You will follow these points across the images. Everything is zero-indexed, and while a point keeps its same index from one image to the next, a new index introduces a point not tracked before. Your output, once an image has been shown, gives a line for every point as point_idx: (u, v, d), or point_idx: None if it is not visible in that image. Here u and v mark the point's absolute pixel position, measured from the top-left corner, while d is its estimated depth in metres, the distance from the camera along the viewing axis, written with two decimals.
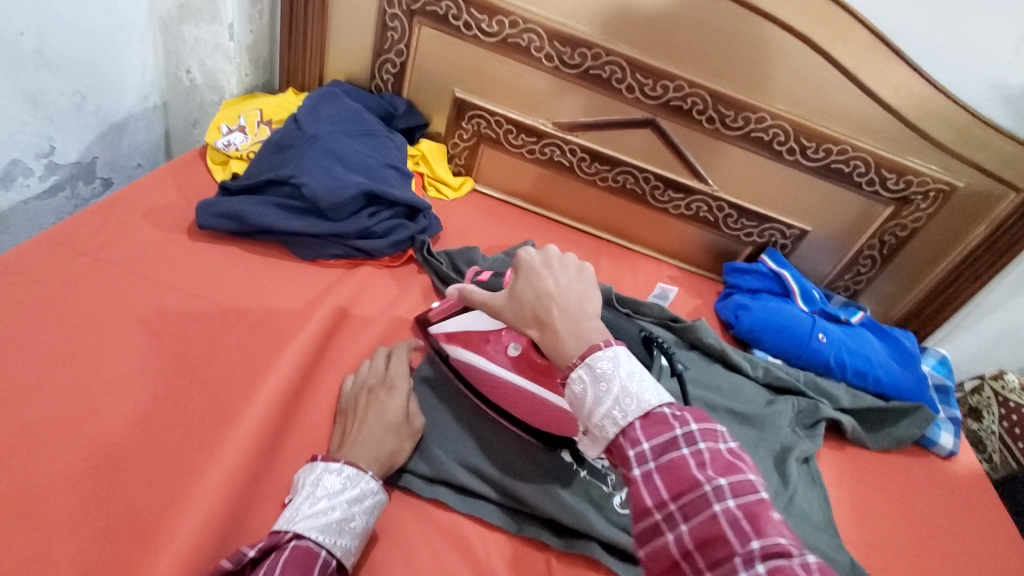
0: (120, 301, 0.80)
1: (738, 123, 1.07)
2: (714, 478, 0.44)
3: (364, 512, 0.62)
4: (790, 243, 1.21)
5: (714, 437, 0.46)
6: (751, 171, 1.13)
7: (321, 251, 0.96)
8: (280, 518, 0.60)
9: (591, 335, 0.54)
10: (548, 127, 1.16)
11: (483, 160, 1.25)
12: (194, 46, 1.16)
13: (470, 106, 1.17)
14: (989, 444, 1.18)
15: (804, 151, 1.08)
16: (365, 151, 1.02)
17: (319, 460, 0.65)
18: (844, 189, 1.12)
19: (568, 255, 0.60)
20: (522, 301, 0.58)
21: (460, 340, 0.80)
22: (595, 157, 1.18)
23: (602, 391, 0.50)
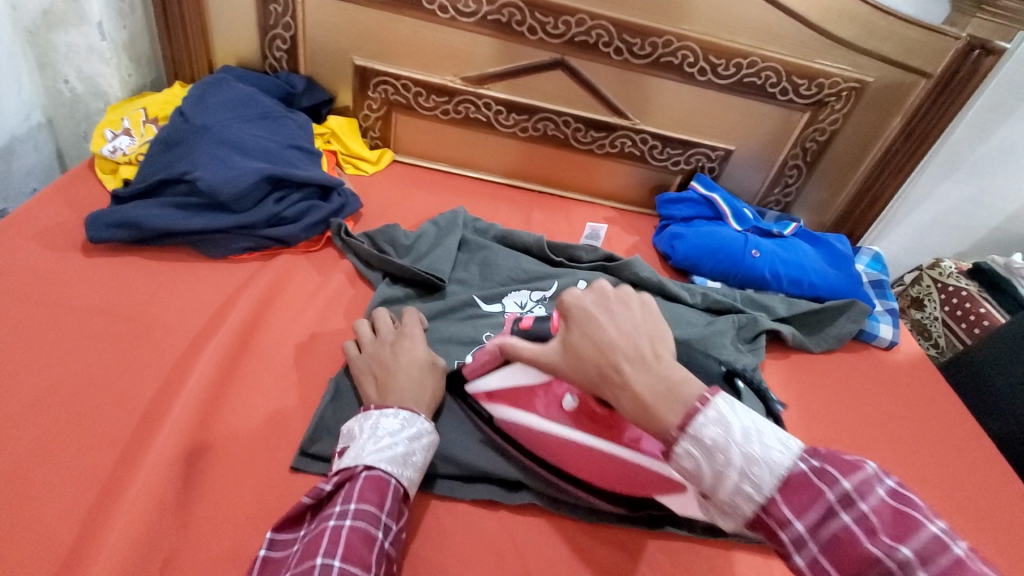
0: (16, 330, 0.75)
1: (646, 51, 1.04)
2: (894, 548, 0.38)
3: (423, 448, 0.64)
4: (717, 165, 1.20)
5: (872, 490, 0.41)
6: (667, 99, 1.11)
7: (231, 246, 0.92)
8: (345, 457, 0.62)
9: (680, 391, 0.45)
10: (457, 83, 1.11)
11: (398, 129, 1.19)
12: (67, 53, 1.05)
13: (374, 73, 1.11)
14: (934, 330, 1.28)
15: (714, 70, 1.06)
16: (263, 135, 0.98)
17: (372, 408, 0.66)
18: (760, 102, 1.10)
19: (623, 288, 0.51)
20: (582, 357, 0.49)
21: (506, 398, 0.71)
22: (511, 107, 1.13)
23: (721, 464, 0.42)
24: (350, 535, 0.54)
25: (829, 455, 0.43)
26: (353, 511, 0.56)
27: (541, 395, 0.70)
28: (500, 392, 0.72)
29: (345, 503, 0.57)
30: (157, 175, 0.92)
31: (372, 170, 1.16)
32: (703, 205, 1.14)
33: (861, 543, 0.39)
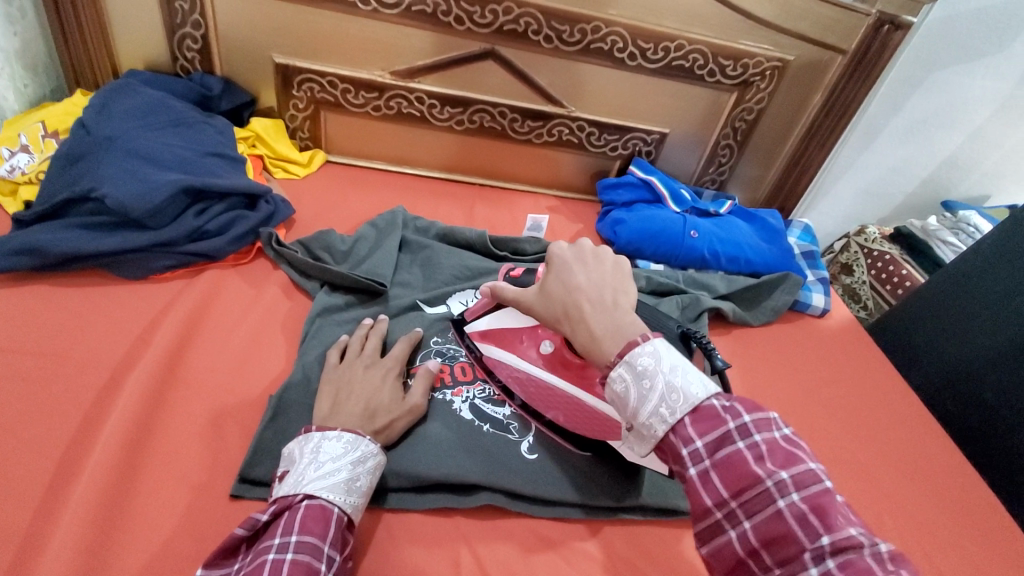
0: (90, 307, 0.76)
1: (737, 72, 1.09)
2: (775, 471, 0.41)
3: (368, 473, 0.59)
4: (795, 177, 1.25)
5: (768, 427, 0.43)
6: (751, 115, 1.17)
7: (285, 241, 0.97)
8: (282, 485, 0.57)
9: (625, 331, 0.49)
10: (553, 107, 1.12)
11: (488, 153, 1.19)
12: None
13: (471, 101, 1.11)
14: None
15: (795, 87, 1.13)
16: None
17: (315, 429, 0.61)
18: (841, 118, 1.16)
19: (606, 250, 0.55)
20: (551, 297, 0.53)
21: (494, 339, 0.75)
22: (603, 128, 1.16)
23: (646, 389, 0.45)
24: (290, 571, 0.48)
25: (741, 397, 0.45)
26: (294, 544, 0.51)
27: (520, 336, 0.73)
28: (489, 332, 0.76)
29: (285, 535, 0.51)
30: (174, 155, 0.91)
31: (463, 180, 1.20)
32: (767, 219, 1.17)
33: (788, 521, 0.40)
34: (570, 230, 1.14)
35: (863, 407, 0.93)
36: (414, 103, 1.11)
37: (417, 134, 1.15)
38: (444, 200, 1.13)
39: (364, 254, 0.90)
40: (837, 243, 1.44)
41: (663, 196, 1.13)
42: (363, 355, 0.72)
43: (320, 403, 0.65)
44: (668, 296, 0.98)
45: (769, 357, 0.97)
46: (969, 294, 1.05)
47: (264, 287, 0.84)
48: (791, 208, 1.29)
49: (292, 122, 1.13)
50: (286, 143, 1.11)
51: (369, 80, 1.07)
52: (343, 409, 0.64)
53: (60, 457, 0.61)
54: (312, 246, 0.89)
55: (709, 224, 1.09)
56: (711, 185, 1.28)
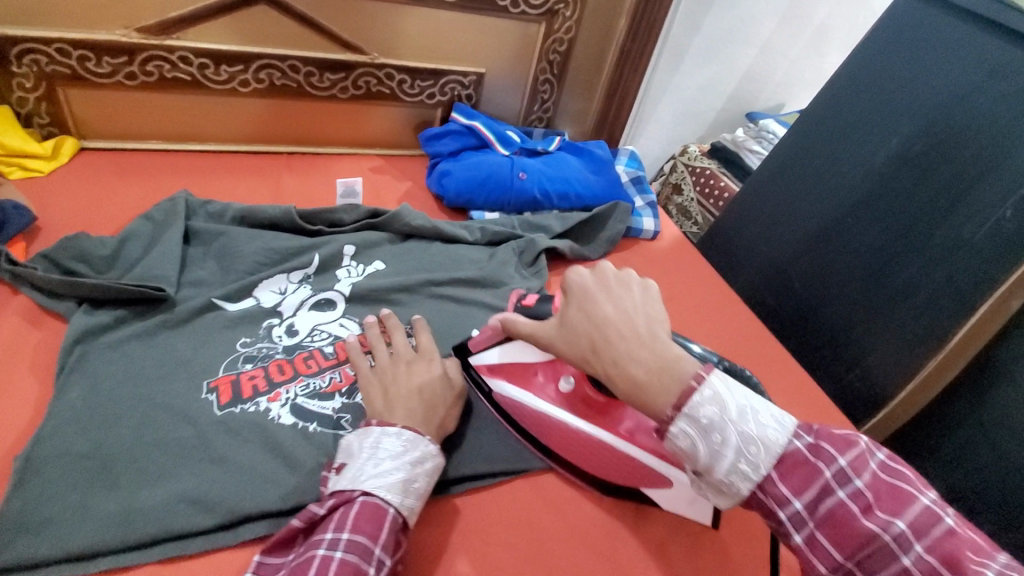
0: None
1: (540, 1, 1.04)
2: (891, 522, 0.44)
3: (425, 474, 0.57)
4: (616, 103, 1.25)
5: (864, 465, 0.47)
6: (563, 47, 1.13)
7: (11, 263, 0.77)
8: (340, 480, 0.54)
9: (681, 372, 0.52)
10: (352, 55, 1.00)
11: (289, 116, 1.04)
12: None
13: (251, 57, 0.94)
14: None
15: (598, 12, 1.11)
16: None
17: (374, 424, 0.58)
18: (647, 41, 1.17)
19: (622, 272, 0.60)
20: (575, 331, 0.58)
21: (503, 374, 0.71)
22: (414, 74, 1.06)
23: (716, 443, 0.49)
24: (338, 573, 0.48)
25: (826, 434, 0.50)
26: (344, 542, 0.50)
27: (538, 378, 0.71)
28: (497, 366, 0.72)
29: (337, 531, 0.50)
30: None
31: (266, 150, 1.05)
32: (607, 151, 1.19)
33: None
34: (398, 191, 1.06)
35: (693, 317, 1.00)
36: (179, 65, 0.92)
37: (194, 101, 0.97)
38: (244, 177, 0.98)
39: (137, 256, 0.75)
40: (666, 165, 1.52)
41: (489, 140, 1.08)
42: (399, 351, 0.67)
43: (371, 401, 0.61)
44: (503, 244, 0.95)
45: None
46: (772, 197, 1.15)
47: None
48: (619, 136, 1.31)
49: (22, 106, 0.89)
50: (17, 132, 0.88)
51: (108, 42, 0.86)
52: (397, 403, 0.60)
53: None
54: (60, 257, 0.72)
55: (537, 163, 1.06)
56: (540, 123, 1.25)
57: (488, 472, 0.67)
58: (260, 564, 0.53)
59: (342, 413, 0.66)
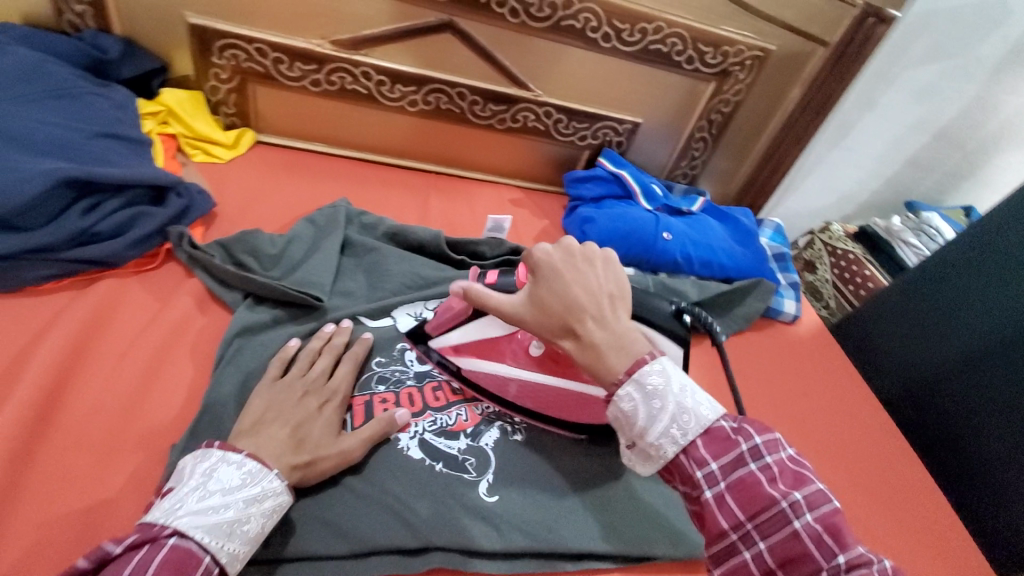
0: None
1: (717, 60, 1.01)
2: (789, 492, 0.43)
3: (263, 516, 0.50)
4: (766, 172, 1.20)
5: (778, 448, 0.45)
6: (726, 107, 1.09)
7: (25, 276, 0.65)
8: (153, 510, 0.47)
9: (634, 348, 0.48)
10: (517, 90, 1.01)
11: (445, 138, 1.06)
12: None
13: (425, 80, 0.97)
14: (826, 293, 1.36)
15: (771, 77, 1.06)
16: (57, 118, 0.71)
17: (216, 446, 0.52)
18: (817, 113, 1.10)
19: (590, 244, 0.53)
20: (547, 308, 0.50)
21: (470, 351, 0.68)
22: (572, 115, 1.05)
23: (657, 409, 0.46)
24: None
25: (747, 417, 0.48)
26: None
27: (508, 345, 0.66)
28: (466, 345, 0.68)
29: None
30: None
31: (415, 167, 1.08)
32: (613, 183, 1.06)
33: (805, 543, 0.41)
34: (535, 227, 1.05)
35: (827, 420, 0.91)
36: (359, 79, 0.96)
37: (364, 112, 1.00)
38: (393, 191, 1.01)
39: (298, 257, 0.79)
40: (802, 240, 1.40)
41: (634, 191, 1.05)
42: (306, 377, 0.63)
43: (247, 412, 0.58)
44: None
45: (737, 370, 0.94)
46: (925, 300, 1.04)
47: (172, 300, 0.72)
48: (761, 204, 1.25)
49: (214, 95, 0.95)
50: (207, 120, 0.95)
51: (305, 50, 0.91)
52: (262, 431, 0.56)
53: None
54: (233, 248, 0.76)
55: (681, 224, 1.02)
56: (683, 179, 1.21)
57: (604, 554, 0.63)
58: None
59: (467, 455, 0.66)
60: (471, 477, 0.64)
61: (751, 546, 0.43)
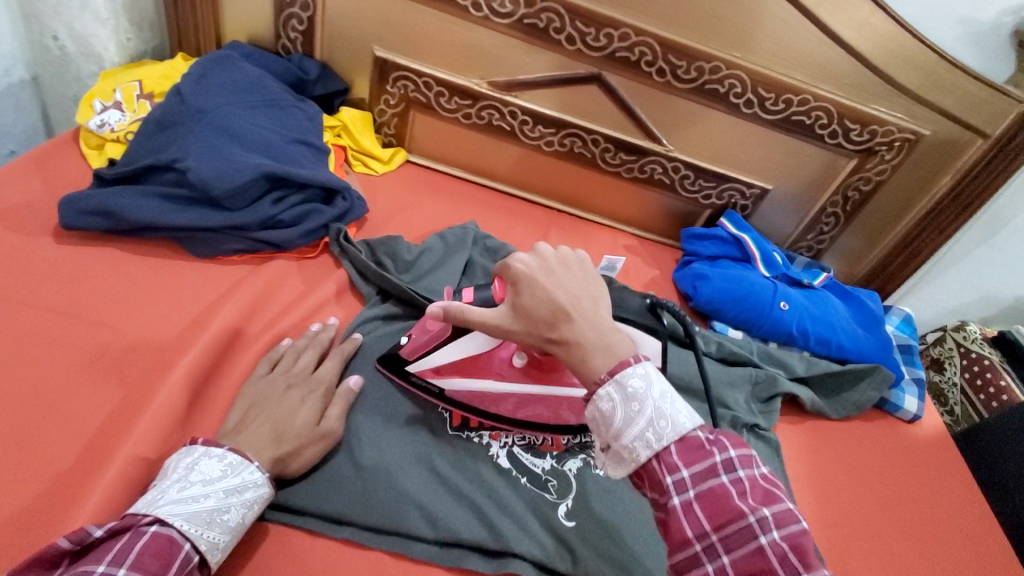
0: (159, 288, 0.74)
1: (863, 138, 0.99)
2: (758, 508, 0.45)
3: (241, 506, 0.55)
4: (901, 258, 1.13)
5: (751, 464, 0.47)
6: (865, 185, 1.06)
7: (220, 247, 0.79)
8: (137, 504, 0.53)
9: (617, 348, 0.53)
10: (650, 144, 1.05)
11: (571, 180, 1.12)
12: (55, 7, 0.92)
13: (565, 125, 1.04)
14: (950, 397, 1.23)
15: (919, 160, 1.02)
16: (267, 125, 0.84)
17: (198, 443, 0.57)
18: (970, 204, 1.03)
19: (562, 251, 0.58)
20: (531, 316, 0.54)
21: (456, 369, 0.69)
22: (700, 173, 1.07)
23: (633, 412, 0.48)
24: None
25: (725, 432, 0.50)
26: None
27: (489, 360, 0.68)
28: (448, 365, 0.69)
29: (114, 564, 0.47)
30: (145, 158, 0.78)
31: (538, 202, 1.14)
32: (730, 244, 1.05)
33: (769, 559, 0.43)
34: (645, 275, 1.07)
35: (936, 535, 0.83)
36: (506, 116, 1.05)
37: (503, 147, 1.09)
38: (515, 221, 1.08)
39: (427, 267, 0.87)
40: (930, 335, 1.29)
41: (754, 256, 1.04)
42: (291, 373, 0.68)
43: (229, 418, 0.62)
44: (739, 369, 0.89)
45: (839, 458, 0.88)
46: None
47: (320, 287, 0.82)
48: (890, 291, 1.17)
49: (380, 117, 1.09)
50: (371, 138, 1.08)
51: (465, 87, 1.02)
52: (243, 433, 0.60)
53: (86, 438, 0.60)
54: (377, 249, 0.86)
55: (800, 296, 0.99)
56: (807, 252, 1.18)
57: None
58: None
59: (550, 476, 0.68)
60: (552, 497, 0.66)
61: (714, 559, 0.44)
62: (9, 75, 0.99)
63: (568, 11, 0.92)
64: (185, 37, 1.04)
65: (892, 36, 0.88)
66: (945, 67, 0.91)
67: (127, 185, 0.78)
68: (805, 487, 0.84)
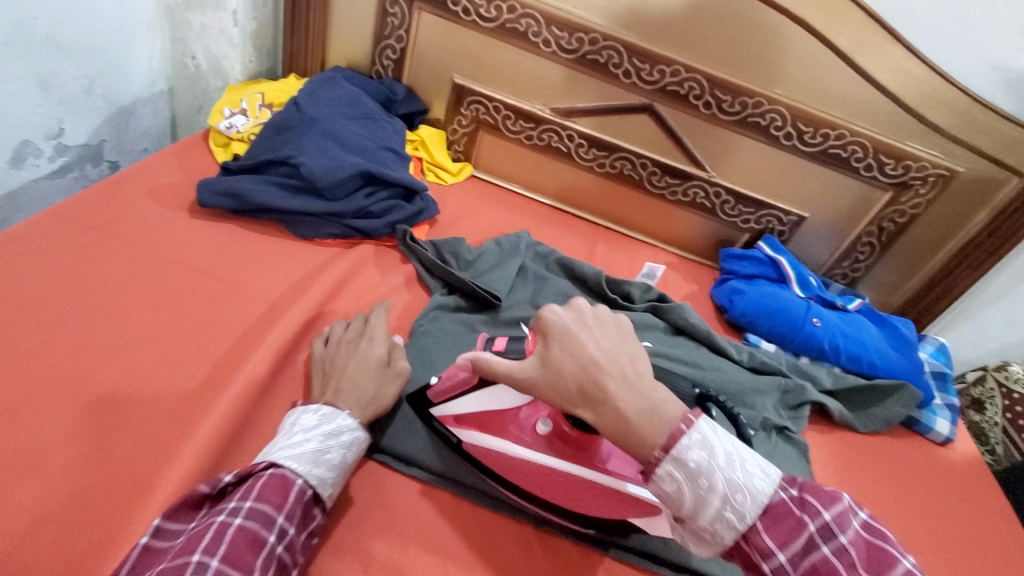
0: (264, 259, 0.88)
1: (897, 172, 1.06)
2: (864, 574, 0.44)
3: (340, 448, 0.62)
4: (936, 292, 1.17)
5: (849, 523, 0.47)
6: (898, 218, 1.12)
7: (318, 231, 0.93)
8: (259, 456, 0.62)
9: (663, 413, 0.49)
10: (694, 169, 1.15)
11: (619, 200, 1.23)
12: (199, 32, 1.12)
13: (617, 149, 1.16)
14: (992, 436, 1.21)
15: (952, 196, 1.08)
16: (363, 133, 0.99)
17: (297, 406, 0.66)
18: (1002, 241, 1.07)
19: (598, 309, 0.54)
20: (563, 375, 0.51)
21: (473, 424, 0.70)
22: (740, 199, 1.16)
23: (703, 490, 0.47)
24: (234, 536, 0.52)
25: (808, 487, 0.50)
26: (245, 510, 0.54)
27: (513, 419, 0.69)
28: (469, 416, 0.70)
29: (241, 500, 0.55)
30: (264, 155, 0.95)
31: (588, 219, 1.25)
32: (766, 265, 1.12)
33: None
34: (683, 289, 1.15)
35: (965, 550, 0.85)
36: (564, 139, 1.17)
37: (560, 166, 1.21)
38: (566, 233, 1.19)
39: (484, 268, 0.98)
40: (970, 373, 1.29)
41: (789, 277, 1.10)
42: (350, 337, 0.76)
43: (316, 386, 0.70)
44: (768, 377, 0.95)
45: (866, 469, 0.92)
46: None
47: (395, 272, 0.94)
48: (926, 323, 1.21)
49: (452, 135, 1.23)
50: (444, 153, 1.22)
51: (529, 112, 1.15)
52: (336, 387, 0.68)
53: (206, 368, 0.73)
54: (442, 248, 0.98)
55: (832, 315, 1.05)
56: (842, 280, 1.23)
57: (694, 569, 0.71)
58: (161, 529, 0.56)
59: None
60: None
61: None
62: (154, 85, 1.18)
63: (627, 48, 1.05)
64: (296, 61, 1.22)
65: (926, 79, 0.97)
66: (977, 109, 0.98)
67: (249, 175, 0.94)
68: (832, 489, 0.88)
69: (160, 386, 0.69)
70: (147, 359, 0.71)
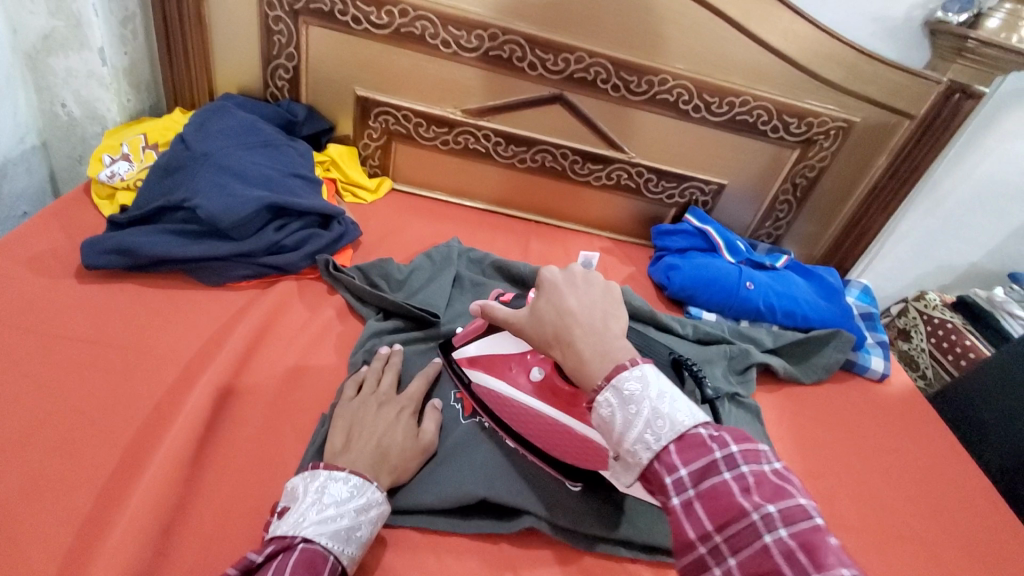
0: (174, 316, 0.81)
1: (801, 129, 1.10)
2: (762, 505, 0.40)
3: (370, 522, 0.59)
4: (852, 237, 1.23)
5: (760, 460, 0.42)
6: (808, 172, 1.17)
7: (229, 274, 0.87)
8: (282, 524, 0.56)
9: (614, 355, 0.49)
10: (613, 152, 1.15)
11: (546, 193, 1.22)
12: (66, 79, 1.00)
13: (535, 143, 1.14)
14: (921, 362, 1.30)
15: (853, 145, 1.13)
16: (264, 162, 0.93)
17: (321, 467, 0.61)
18: (902, 180, 1.14)
19: (592, 272, 0.57)
20: (542, 319, 0.54)
21: (483, 364, 0.75)
22: (662, 175, 1.17)
23: (631, 415, 0.46)
24: None
25: (732, 429, 0.45)
26: None
27: (516, 361, 0.73)
28: (481, 358, 0.75)
29: None
30: (155, 202, 0.87)
31: (518, 216, 1.23)
32: (696, 236, 1.15)
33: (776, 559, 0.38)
34: (622, 272, 1.15)
35: (913, 476, 0.90)
36: (481, 140, 1.15)
37: (480, 168, 1.19)
38: (498, 234, 1.16)
39: (417, 285, 0.94)
40: (894, 307, 1.37)
41: (719, 245, 1.13)
42: (378, 392, 0.73)
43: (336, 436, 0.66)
44: (714, 346, 0.97)
45: (816, 418, 0.95)
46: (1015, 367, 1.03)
47: (323, 304, 0.89)
48: (848, 267, 1.27)
49: (364, 150, 1.18)
50: (358, 170, 1.17)
51: (440, 117, 1.12)
52: (356, 448, 0.65)
53: (122, 448, 0.66)
54: (370, 272, 0.93)
55: (764, 276, 1.08)
56: (767, 239, 1.28)
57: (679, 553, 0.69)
58: None
59: None
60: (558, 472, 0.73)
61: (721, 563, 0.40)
62: (23, 142, 1.06)
63: (527, 41, 1.03)
64: (181, 94, 1.13)
65: (816, 39, 1.00)
66: (864, 61, 1.03)
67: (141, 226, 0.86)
68: (789, 445, 0.90)
69: (68, 479, 0.62)
70: (49, 453, 0.63)
